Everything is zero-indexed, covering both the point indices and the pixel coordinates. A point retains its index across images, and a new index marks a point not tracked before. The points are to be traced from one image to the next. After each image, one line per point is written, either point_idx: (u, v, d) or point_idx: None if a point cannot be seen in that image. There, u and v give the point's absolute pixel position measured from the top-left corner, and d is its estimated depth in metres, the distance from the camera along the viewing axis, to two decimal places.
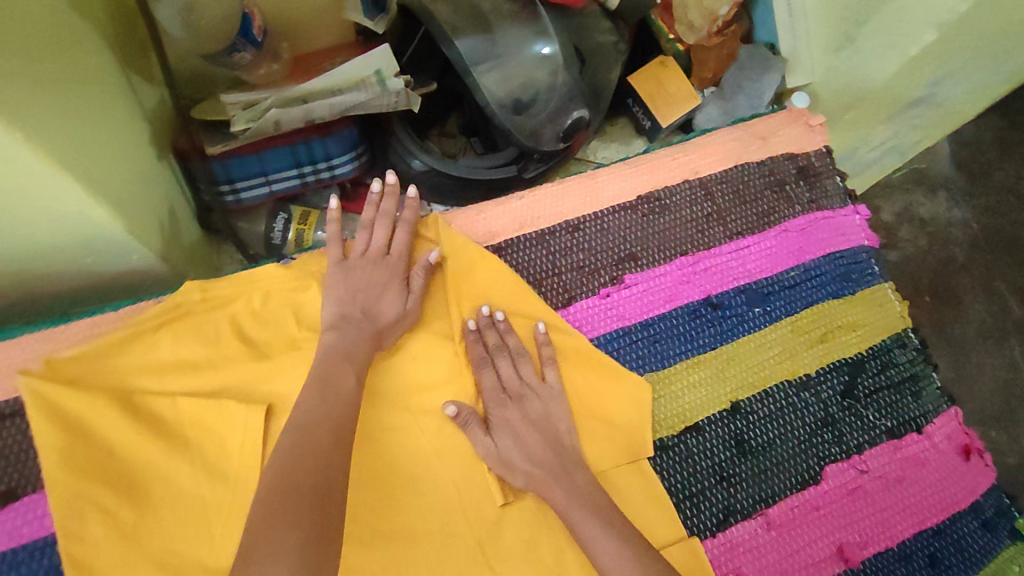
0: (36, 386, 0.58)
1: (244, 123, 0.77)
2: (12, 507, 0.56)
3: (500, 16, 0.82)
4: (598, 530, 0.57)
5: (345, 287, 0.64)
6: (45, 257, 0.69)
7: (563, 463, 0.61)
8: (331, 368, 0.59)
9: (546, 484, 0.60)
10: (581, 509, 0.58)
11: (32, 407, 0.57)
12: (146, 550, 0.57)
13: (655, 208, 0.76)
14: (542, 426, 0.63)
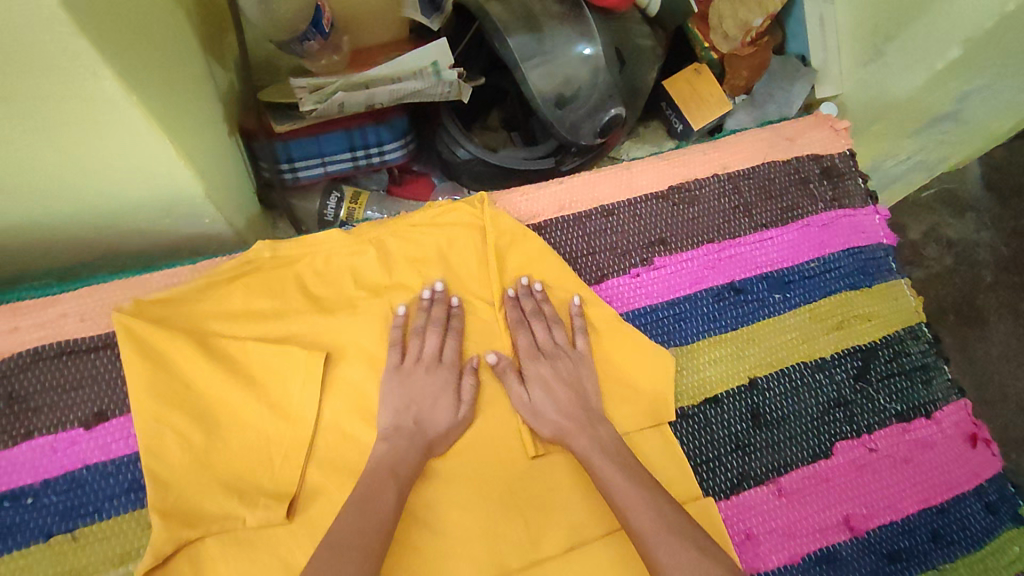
0: (127, 322, 0.65)
1: (312, 104, 0.84)
2: (103, 426, 0.64)
3: (549, 17, 0.88)
4: (620, 474, 0.62)
5: (401, 397, 0.67)
6: (133, 215, 0.77)
7: (584, 418, 0.67)
8: (376, 484, 0.61)
9: (573, 434, 0.66)
10: (605, 457, 0.64)
11: (123, 339, 0.64)
12: (218, 472, 0.64)
13: (685, 198, 0.81)
14: (571, 385, 0.69)
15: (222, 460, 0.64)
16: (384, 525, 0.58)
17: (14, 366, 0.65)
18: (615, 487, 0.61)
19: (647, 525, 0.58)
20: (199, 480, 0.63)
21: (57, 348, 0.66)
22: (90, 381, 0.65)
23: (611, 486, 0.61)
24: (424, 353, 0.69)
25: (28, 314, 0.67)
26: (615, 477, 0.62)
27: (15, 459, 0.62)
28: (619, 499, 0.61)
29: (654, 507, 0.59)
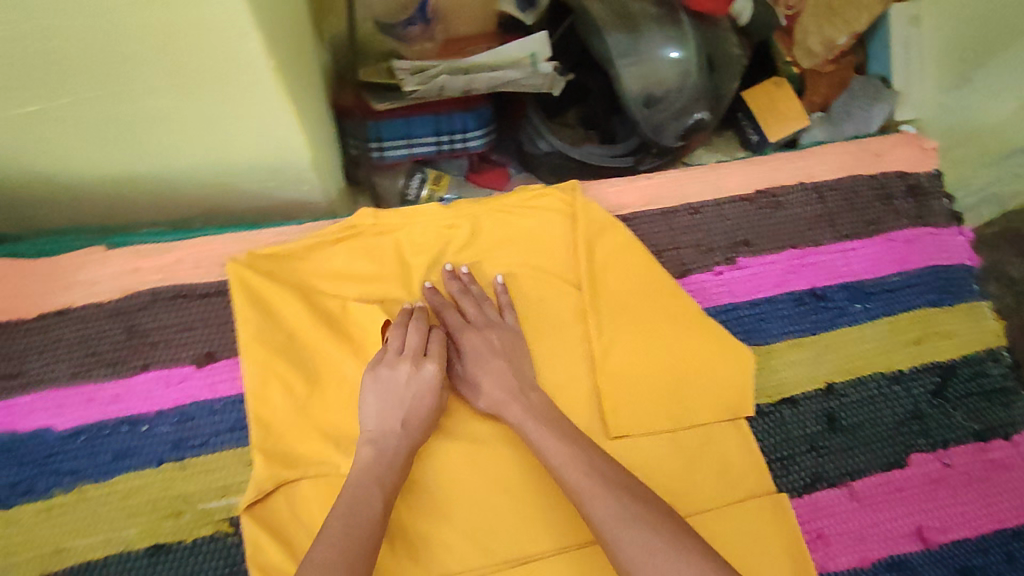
0: (242, 272, 0.70)
1: (414, 85, 0.86)
2: (213, 366, 0.68)
3: (646, 18, 0.91)
4: (554, 443, 0.61)
5: (384, 399, 0.63)
6: (243, 176, 0.81)
7: (511, 387, 0.66)
8: (362, 492, 0.58)
9: (504, 404, 0.65)
10: (536, 430, 0.62)
11: (237, 287, 0.69)
12: (312, 420, 0.67)
13: (770, 203, 0.83)
14: (496, 355, 0.68)
15: (318, 409, 0.67)
16: (373, 529, 0.56)
17: (137, 304, 0.70)
18: (599, 508, 0.55)
19: (631, 545, 0.53)
20: (296, 425, 0.66)
21: (174, 290, 0.71)
22: (203, 324, 0.70)
23: (590, 505, 0.56)
24: (405, 349, 0.66)
25: (149, 258, 0.72)
26: (598, 494, 0.56)
27: (133, 388, 0.67)
28: (595, 512, 0.55)
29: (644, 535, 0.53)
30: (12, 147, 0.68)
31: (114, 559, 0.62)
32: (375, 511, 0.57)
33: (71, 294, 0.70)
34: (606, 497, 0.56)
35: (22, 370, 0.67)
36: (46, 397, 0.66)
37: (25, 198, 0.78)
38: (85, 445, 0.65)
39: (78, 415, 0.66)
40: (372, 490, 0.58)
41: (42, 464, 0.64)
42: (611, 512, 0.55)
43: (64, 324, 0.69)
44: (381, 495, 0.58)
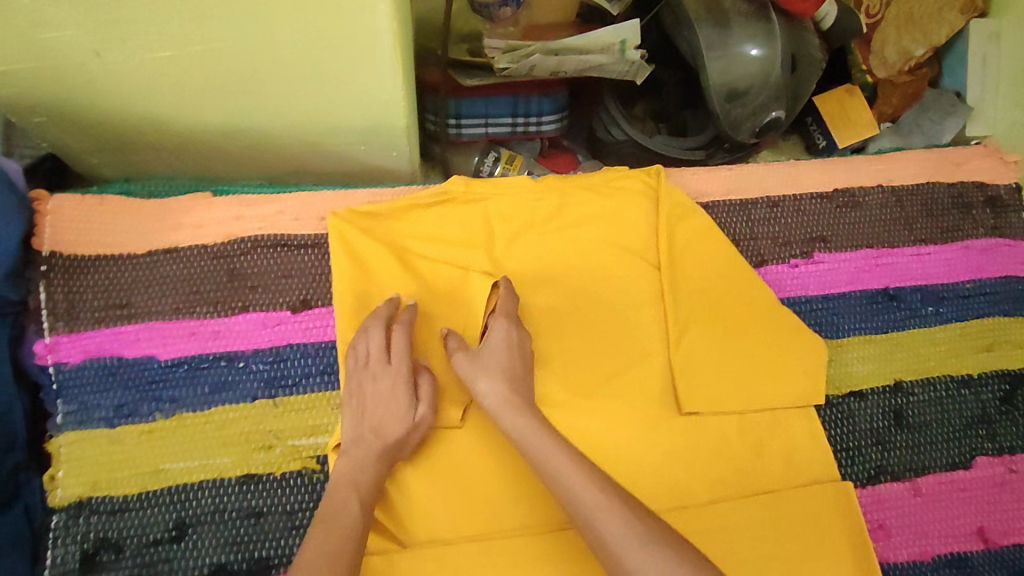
0: (341, 226, 0.73)
1: (506, 62, 0.89)
2: (308, 312, 0.72)
3: (737, 13, 0.92)
4: (556, 456, 0.59)
5: (358, 408, 0.65)
6: (338, 137, 0.84)
7: (508, 396, 0.64)
8: (338, 497, 0.60)
9: (500, 411, 0.64)
10: (527, 445, 0.61)
11: (335, 239, 0.72)
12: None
13: (848, 203, 0.83)
14: (500, 357, 0.66)
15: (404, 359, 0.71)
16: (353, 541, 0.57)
17: (239, 248, 0.73)
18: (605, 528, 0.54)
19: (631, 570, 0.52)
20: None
21: (274, 239, 0.74)
22: (299, 273, 0.73)
23: (598, 523, 0.55)
24: (373, 353, 0.67)
25: (252, 207, 0.75)
26: (602, 517, 0.55)
27: (233, 326, 0.70)
28: (599, 533, 0.55)
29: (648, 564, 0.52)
30: (131, 90, 0.72)
31: (208, 484, 0.65)
32: (353, 515, 0.59)
33: (176, 235, 0.73)
34: (609, 520, 0.55)
35: (129, 303, 0.70)
36: (150, 328, 0.69)
37: (133, 142, 0.81)
38: (186, 375, 0.68)
39: (180, 347, 0.69)
40: (350, 500, 0.60)
41: (146, 389, 0.68)
42: (617, 530, 0.54)
43: (168, 261, 0.72)
44: (358, 496, 0.61)
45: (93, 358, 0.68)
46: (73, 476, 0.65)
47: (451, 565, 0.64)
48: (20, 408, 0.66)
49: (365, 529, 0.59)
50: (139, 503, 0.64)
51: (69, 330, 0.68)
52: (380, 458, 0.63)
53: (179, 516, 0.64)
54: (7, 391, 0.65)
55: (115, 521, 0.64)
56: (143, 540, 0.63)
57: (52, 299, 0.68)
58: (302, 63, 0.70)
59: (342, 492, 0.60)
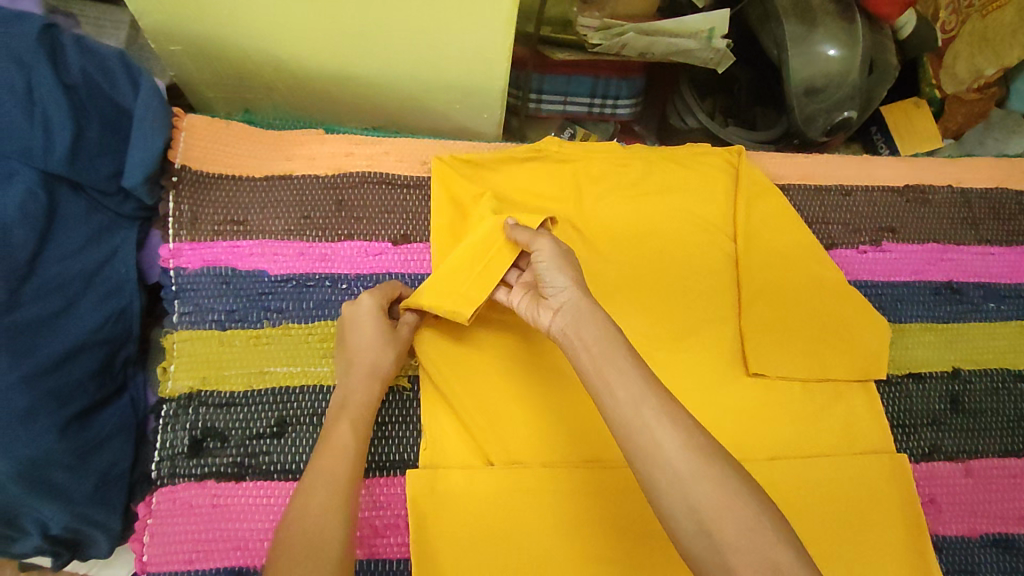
0: (443, 165, 0.79)
1: (598, 40, 0.94)
2: (407, 247, 0.78)
3: (822, 13, 0.97)
4: (626, 360, 0.55)
5: (344, 345, 0.70)
6: (438, 95, 0.90)
7: (585, 293, 0.62)
8: (330, 423, 0.64)
9: (573, 304, 0.61)
10: (600, 343, 0.57)
11: (436, 177, 0.79)
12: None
13: (919, 198, 0.87)
14: (573, 260, 0.66)
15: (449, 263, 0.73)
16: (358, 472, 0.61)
17: (347, 182, 0.78)
18: (661, 441, 0.50)
19: (689, 489, 0.49)
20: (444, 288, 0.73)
21: (380, 177, 0.79)
22: (401, 210, 0.79)
23: (656, 430, 0.51)
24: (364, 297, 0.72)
25: (362, 145, 0.81)
26: (656, 425, 0.51)
27: (338, 251, 0.76)
28: (651, 442, 0.50)
29: (706, 485, 0.49)
30: (260, 28, 0.77)
31: (309, 389, 0.71)
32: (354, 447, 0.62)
33: (291, 164, 0.79)
34: (667, 437, 0.50)
35: (245, 221, 0.76)
36: (264, 244, 0.75)
37: (249, 79, 0.87)
38: (293, 290, 0.74)
39: (290, 265, 0.75)
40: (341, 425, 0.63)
41: (255, 299, 0.73)
42: (673, 446, 0.50)
43: (283, 186, 0.78)
44: (344, 421, 0.64)
45: (210, 267, 0.74)
46: (184, 370, 0.71)
47: (523, 486, 0.68)
48: (137, 306, 0.74)
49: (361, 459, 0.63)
50: (245, 400, 0.70)
51: (191, 239, 0.74)
52: (364, 386, 0.67)
53: (281, 415, 0.70)
54: (131, 288, 0.73)
55: (221, 413, 0.70)
56: (246, 433, 0.69)
57: (179, 209, 0.75)
58: (424, 20, 0.75)
59: (333, 421, 0.64)
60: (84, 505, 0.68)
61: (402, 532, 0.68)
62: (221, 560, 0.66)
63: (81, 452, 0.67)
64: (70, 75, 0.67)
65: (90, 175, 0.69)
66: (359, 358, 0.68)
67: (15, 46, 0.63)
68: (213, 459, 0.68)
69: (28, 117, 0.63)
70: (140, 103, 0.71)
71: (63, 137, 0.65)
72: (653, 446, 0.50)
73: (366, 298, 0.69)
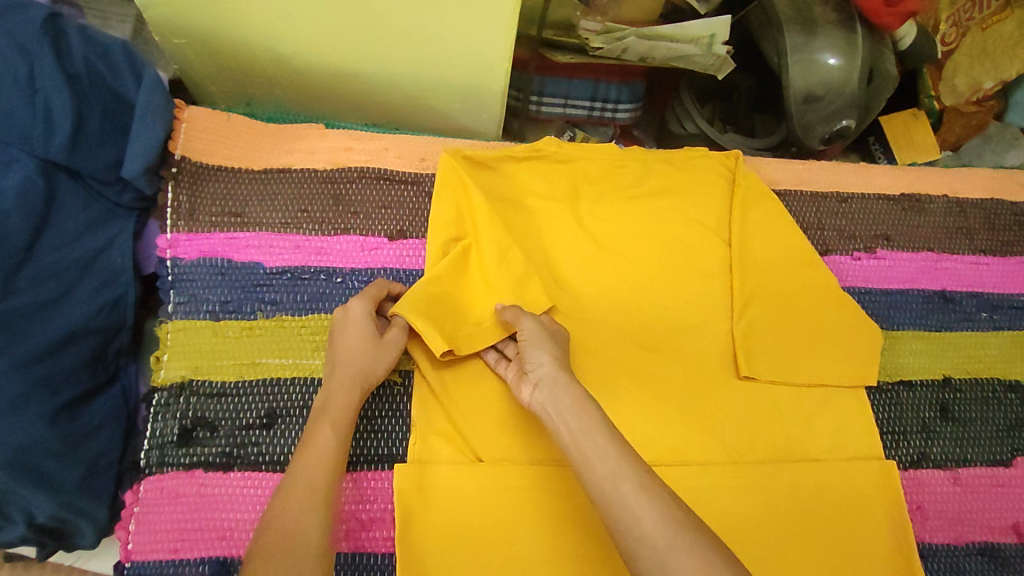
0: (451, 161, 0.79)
1: (600, 43, 0.95)
2: (403, 242, 0.78)
3: (823, 23, 0.97)
4: (602, 436, 0.56)
5: (331, 350, 0.69)
6: (439, 94, 0.90)
7: (564, 369, 0.64)
8: (312, 425, 0.63)
9: (551, 379, 0.62)
10: (577, 417, 0.58)
11: (444, 171, 0.79)
12: (444, 297, 0.73)
13: (914, 207, 0.87)
14: (555, 340, 0.68)
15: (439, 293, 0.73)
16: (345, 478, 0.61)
17: (346, 176, 0.79)
18: (640, 514, 0.51)
19: (668, 563, 0.48)
20: (431, 290, 0.73)
21: (378, 172, 0.80)
22: (398, 206, 0.79)
23: (634, 504, 0.51)
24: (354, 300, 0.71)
25: (361, 141, 0.81)
26: (634, 498, 0.52)
27: (334, 245, 0.76)
28: (630, 517, 0.51)
29: (685, 561, 0.48)
30: (263, 23, 0.77)
31: (300, 381, 0.71)
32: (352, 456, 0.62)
33: (290, 157, 0.79)
34: (645, 510, 0.51)
35: (243, 213, 0.76)
36: (260, 237, 0.76)
37: (251, 74, 0.88)
38: (288, 282, 0.74)
39: (286, 258, 0.75)
40: (324, 428, 0.63)
41: (251, 291, 0.74)
42: (651, 519, 0.50)
43: (281, 180, 0.78)
44: (329, 423, 0.63)
45: (206, 258, 0.74)
46: (177, 359, 0.71)
47: (511, 484, 0.68)
48: (132, 296, 0.74)
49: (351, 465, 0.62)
50: (236, 390, 0.70)
51: (188, 230, 0.75)
52: (350, 389, 0.66)
53: (270, 406, 0.70)
54: (126, 278, 0.73)
55: (212, 404, 0.70)
56: (236, 423, 0.69)
57: (177, 200, 0.75)
58: (425, 18, 0.75)
59: (316, 423, 0.63)
60: (72, 494, 0.68)
61: (387, 527, 0.68)
62: (206, 550, 0.66)
63: (71, 439, 0.67)
64: (73, 65, 0.67)
65: (89, 164, 0.69)
66: (344, 361, 0.67)
67: (18, 33, 0.64)
68: (202, 449, 0.68)
69: (29, 105, 0.64)
70: (142, 95, 0.72)
71: (62, 127, 0.66)
72: (632, 520, 0.51)
73: (355, 303, 0.69)
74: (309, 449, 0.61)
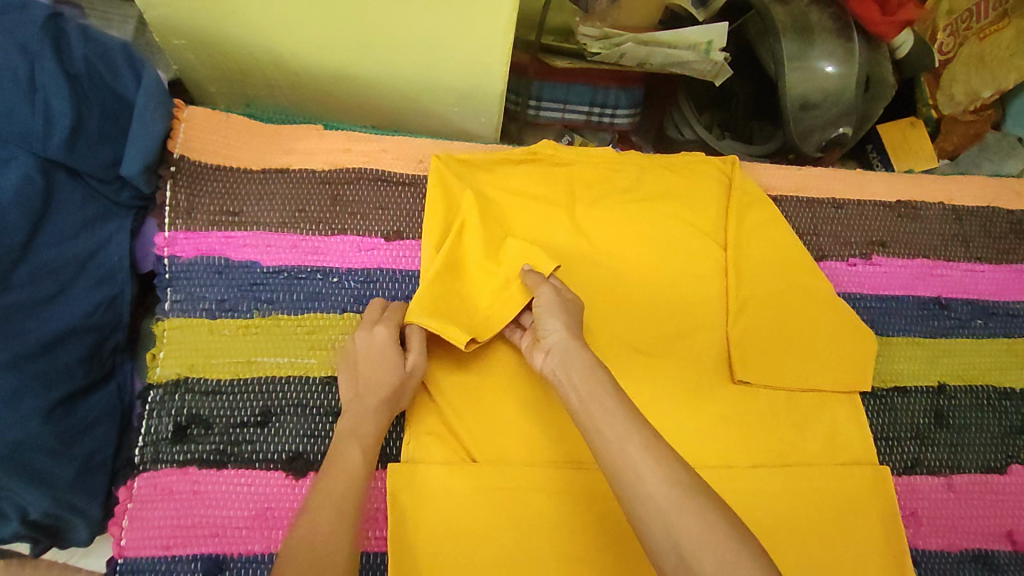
0: (439, 168, 0.79)
1: (599, 48, 0.95)
2: (399, 243, 0.78)
3: (820, 30, 0.98)
4: (609, 399, 0.56)
5: (356, 372, 0.68)
6: (437, 97, 0.91)
7: (577, 338, 0.64)
8: (339, 445, 0.63)
9: (564, 346, 0.63)
10: (588, 385, 0.58)
11: (433, 180, 0.79)
12: (450, 291, 0.73)
13: (910, 213, 0.87)
14: (572, 309, 0.68)
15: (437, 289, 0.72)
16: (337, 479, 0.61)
17: (344, 177, 0.80)
18: (644, 475, 0.51)
19: (672, 522, 0.48)
20: (432, 289, 0.72)
21: (375, 173, 0.80)
22: (395, 207, 0.79)
23: (638, 465, 0.51)
24: (373, 322, 0.71)
25: (358, 142, 0.82)
26: (639, 460, 0.52)
27: (331, 246, 0.77)
28: (636, 476, 0.51)
29: (689, 522, 0.48)
30: (263, 24, 0.78)
31: (295, 380, 0.72)
32: (354, 462, 0.62)
33: (288, 158, 0.80)
34: (650, 471, 0.51)
35: (241, 212, 0.77)
36: (258, 236, 0.76)
37: (251, 75, 0.89)
38: (285, 282, 0.75)
39: (282, 257, 0.76)
40: (352, 449, 0.63)
41: (247, 289, 0.74)
42: (654, 479, 0.50)
43: (279, 179, 0.79)
44: (358, 445, 0.63)
45: (203, 257, 0.74)
46: (172, 357, 0.71)
47: (506, 485, 0.68)
48: (129, 294, 0.75)
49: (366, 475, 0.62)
50: (231, 388, 0.71)
51: (186, 228, 0.75)
52: (377, 411, 0.66)
53: (265, 405, 0.70)
54: (123, 276, 0.74)
55: (206, 401, 0.70)
56: (230, 421, 0.69)
57: (176, 199, 0.76)
58: (424, 21, 0.76)
59: (344, 444, 0.63)
60: (65, 492, 0.68)
61: (380, 526, 0.68)
62: (199, 547, 0.66)
63: (66, 436, 0.68)
64: (74, 64, 0.68)
65: (88, 163, 0.70)
66: (371, 390, 0.66)
67: (19, 33, 0.65)
68: (196, 446, 0.68)
69: (29, 104, 0.65)
70: (140, 94, 0.73)
71: (62, 125, 0.66)
72: (636, 481, 0.51)
73: (381, 330, 0.69)
74: (337, 466, 0.61)
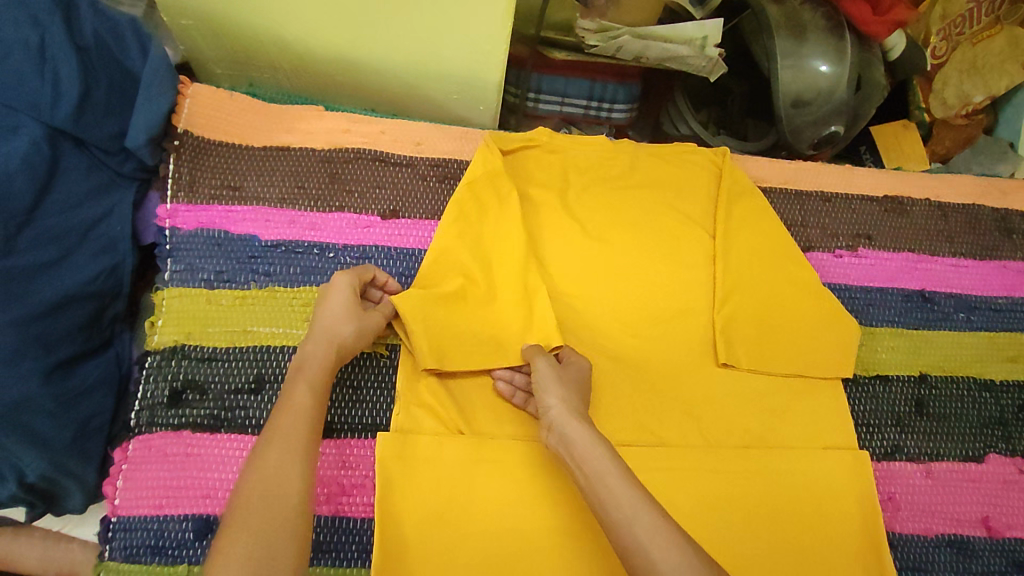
0: (489, 142, 0.82)
1: (596, 41, 0.97)
2: (394, 222, 0.80)
3: (813, 29, 1.00)
4: (615, 477, 0.58)
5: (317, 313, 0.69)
6: (436, 84, 0.92)
7: (575, 409, 0.65)
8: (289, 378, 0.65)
9: (565, 419, 0.64)
10: (591, 462, 0.60)
11: (480, 151, 0.81)
12: (450, 306, 0.74)
13: (896, 209, 0.89)
14: (571, 379, 0.70)
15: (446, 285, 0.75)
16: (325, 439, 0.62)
17: (343, 157, 0.82)
18: (655, 561, 0.52)
19: None
20: (442, 284, 0.75)
21: (374, 154, 0.82)
22: (392, 186, 0.81)
23: (649, 548, 0.53)
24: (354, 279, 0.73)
25: (359, 123, 0.84)
26: (651, 545, 0.53)
27: (328, 221, 0.79)
28: (649, 560, 0.52)
29: None
30: (268, 6, 0.80)
31: (289, 349, 0.73)
32: (303, 402, 0.62)
33: (289, 137, 0.82)
34: (659, 551, 0.52)
35: (241, 187, 0.79)
36: (257, 210, 0.78)
37: (256, 57, 0.91)
38: (283, 255, 0.77)
39: (281, 232, 0.78)
40: (300, 389, 0.63)
41: (245, 261, 0.76)
42: (668, 567, 0.51)
43: (280, 157, 0.81)
44: (306, 384, 0.64)
45: (203, 229, 0.76)
46: (170, 325, 0.73)
47: (493, 457, 0.70)
48: (129, 264, 0.76)
49: (316, 409, 0.63)
50: (226, 356, 0.72)
51: (188, 201, 0.77)
52: (329, 348, 0.67)
53: (259, 372, 0.72)
54: (124, 245, 0.75)
55: (202, 367, 0.72)
56: (225, 387, 0.71)
57: (178, 171, 0.78)
58: (424, 7, 0.78)
59: (294, 382, 0.64)
60: (62, 454, 0.69)
61: (368, 492, 0.70)
62: (189, 507, 0.67)
63: (65, 399, 0.69)
64: (83, 38, 0.70)
65: (93, 133, 0.72)
66: (327, 329, 0.67)
67: (31, 5, 0.67)
68: (190, 410, 0.70)
69: (39, 74, 0.67)
70: (148, 68, 0.75)
71: (70, 96, 0.68)
72: (648, 566, 0.52)
73: (340, 275, 0.70)
74: (281, 405, 0.62)
